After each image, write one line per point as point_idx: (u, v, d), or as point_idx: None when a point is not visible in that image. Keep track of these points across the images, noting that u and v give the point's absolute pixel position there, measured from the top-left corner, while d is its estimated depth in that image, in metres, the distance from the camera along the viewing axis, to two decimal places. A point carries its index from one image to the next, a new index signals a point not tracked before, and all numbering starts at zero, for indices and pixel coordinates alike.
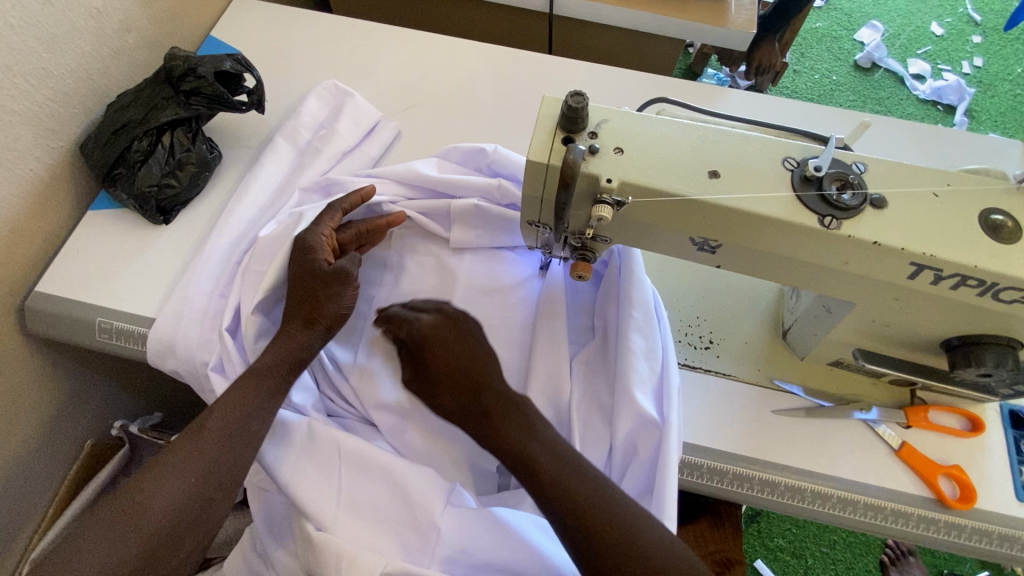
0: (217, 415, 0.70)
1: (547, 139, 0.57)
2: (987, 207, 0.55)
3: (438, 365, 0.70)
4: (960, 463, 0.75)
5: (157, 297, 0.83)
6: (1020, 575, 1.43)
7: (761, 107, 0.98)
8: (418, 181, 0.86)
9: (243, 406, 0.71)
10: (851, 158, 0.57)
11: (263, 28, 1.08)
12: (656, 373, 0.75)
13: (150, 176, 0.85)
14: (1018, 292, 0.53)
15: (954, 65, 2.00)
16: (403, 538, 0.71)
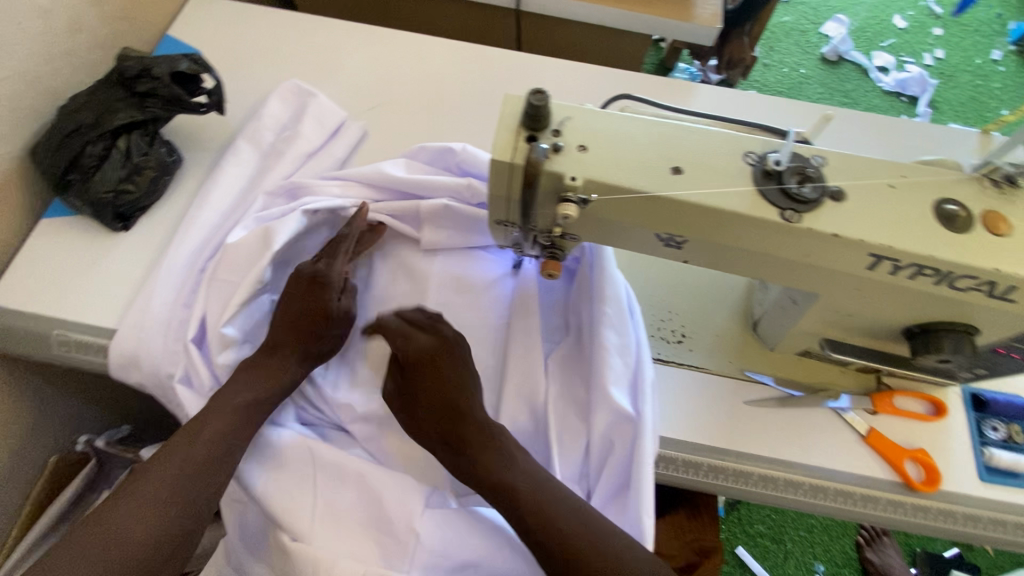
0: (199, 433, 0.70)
1: (511, 137, 0.57)
2: (941, 197, 0.56)
3: (431, 395, 0.71)
4: (924, 446, 0.77)
5: (117, 307, 0.80)
6: (987, 550, 1.48)
7: (726, 102, 1.00)
8: (385, 182, 0.84)
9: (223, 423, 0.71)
10: (810, 151, 0.58)
11: (223, 26, 1.05)
12: (632, 371, 0.75)
13: (106, 182, 0.82)
14: (972, 279, 0.54)
15: (916, 57, 2.06)
16: (382, 543, 0.69)
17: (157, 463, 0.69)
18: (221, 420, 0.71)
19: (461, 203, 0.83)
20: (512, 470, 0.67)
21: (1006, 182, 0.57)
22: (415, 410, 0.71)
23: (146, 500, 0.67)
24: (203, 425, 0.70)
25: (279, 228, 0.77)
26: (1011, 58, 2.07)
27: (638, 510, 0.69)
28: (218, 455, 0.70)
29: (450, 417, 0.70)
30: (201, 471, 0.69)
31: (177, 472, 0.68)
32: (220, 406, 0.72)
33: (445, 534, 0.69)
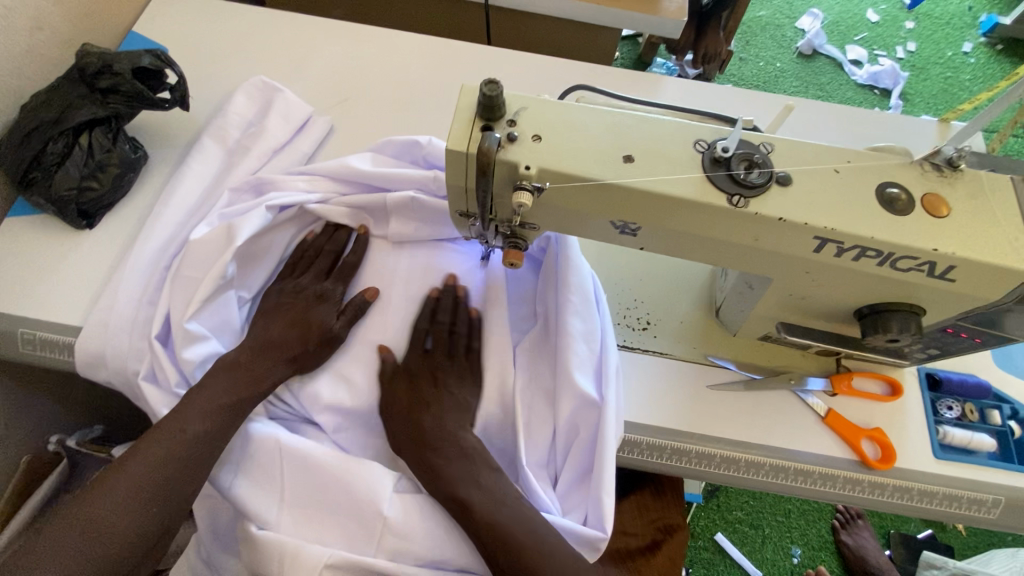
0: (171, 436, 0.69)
1: (466, 127, 0.58)
2: (883, 181, 0.58)
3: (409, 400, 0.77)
4: (880, 426, 0.80)
5: (83, 305, 0.80)
6: (958, 531, 1.52)
7: (693, 94, 1.01)
8: (351, 176, 0.84)
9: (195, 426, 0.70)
10: (758, 139, 0.59)
11: (191, 23, 1.04)
12: (596, 357, 0.76)
13: (68, 179, 0.81)
14: (912, 260, 0.56)
15: (889, 50, 2.09)
16: (349, 530, 0.71)
17: (137, 452, 0.69)
18: (201, 416, 0.70)
19: (428, 194, 0.83)
20: (478, 488, 0.70)
21: (946, 167, 0.59)
22: (413, 420, 0.75)
23: (122, 493, 0.66)
24: (186, 420, 0.70)
25: (244, 223, 0.77)
26: (980, 50, 2.11)
27: (595, 493, 0.71)
28: (199, 451, 0.70)
29: (441, 428, 0.74)
30: (181, 468, 0.69)
31: (157, 467, 0.68)
32: (203, 401, 0.72)
33: (410, 521, 0.70)
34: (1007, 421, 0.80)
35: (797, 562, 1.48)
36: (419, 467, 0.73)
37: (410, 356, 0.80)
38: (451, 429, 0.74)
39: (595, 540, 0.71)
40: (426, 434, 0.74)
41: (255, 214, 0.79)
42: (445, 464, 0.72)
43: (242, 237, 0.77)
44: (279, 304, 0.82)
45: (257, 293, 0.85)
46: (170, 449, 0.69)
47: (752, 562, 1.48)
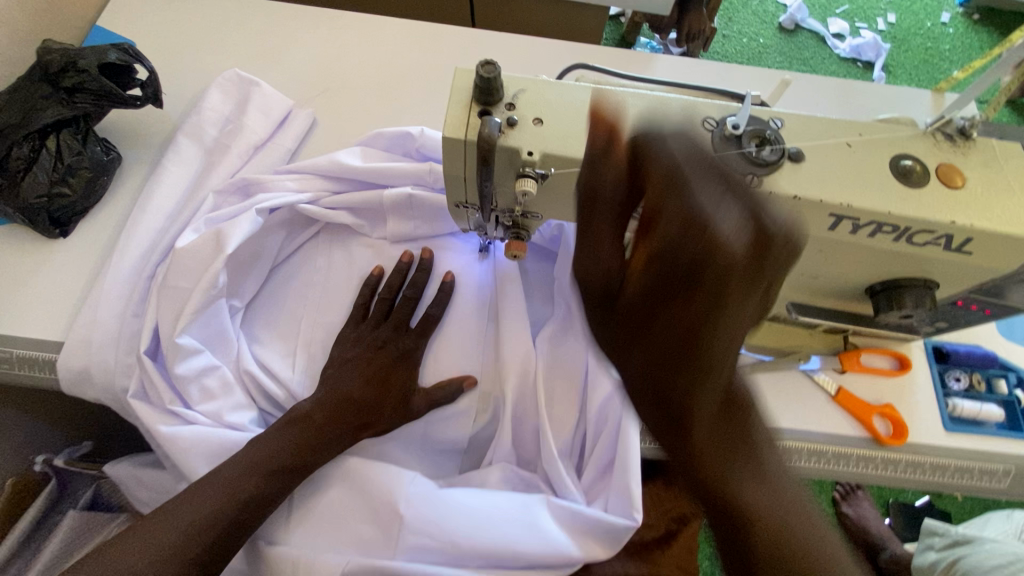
0: (219, 501, 0.63)
1: (464, 114, 0.55)
2: (897, 154, 0.56)
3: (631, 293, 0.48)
4: (891, 402, 0.79)
5: (63, 319, 0.75)
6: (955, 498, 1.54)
7: (686, 71, 0.99)
8: (341, 172, 0.80)
9: (239, 492, 0.64)
10: (768, 114, 0.57)
11: (158, 15, 0.98)
12: (741, 330, 0.45)
13: (36, 186, 0.76)
14: (929, 234, 0.55)
15: (870, 22, 2.08)
16: (363, 535, 0.68)
17: (176, 509, 0.63)
18: (254, 479, 0.65)
19: (425, 189, 0.80)
20: (759, 484, 0.49)
21: (958, 136, 0.58)
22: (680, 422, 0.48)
23: (158, 556, 0.60)
24: (237, 483, 0.65)
25: (232, 230, 0.73)
26: (960, 18, 2.11)
27: (623, 484, 0.69)
28: (249, 512, 0.65)
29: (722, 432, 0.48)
30: (223, 538, 0.63)
31: (197, 534, 0.62)
32: (253, 465, 0.66)
33: (429, 520, 0.68)
34: (1015, 390, 0.80)
35: None
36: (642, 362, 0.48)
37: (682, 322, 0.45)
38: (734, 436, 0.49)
39: (625, 530, 0.69)
40: (705, 400, 0.47)
41: (244, 219, 0.75)
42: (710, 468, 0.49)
43: (232, 244, 0.73)
44: (348, 354, 0.76)
45: (249, 301, 0.80)
46: (215, 515, 0.63)
47: None
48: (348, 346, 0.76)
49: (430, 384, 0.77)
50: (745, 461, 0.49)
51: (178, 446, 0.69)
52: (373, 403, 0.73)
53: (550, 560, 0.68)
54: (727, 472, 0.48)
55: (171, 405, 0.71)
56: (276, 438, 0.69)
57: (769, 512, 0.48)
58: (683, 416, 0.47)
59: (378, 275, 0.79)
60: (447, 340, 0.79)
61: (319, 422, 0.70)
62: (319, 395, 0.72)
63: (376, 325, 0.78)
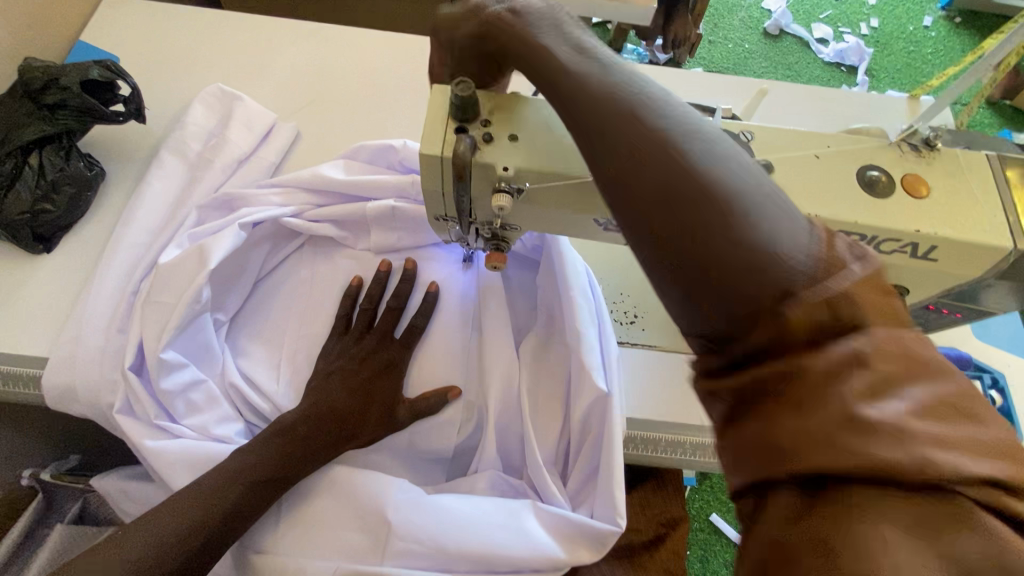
0: (202, 511, 0.64)
1: (440, 130, 0.56)
2: (864, 164, 0.58)
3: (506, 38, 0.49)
4: None
5: (48, 333, 0.76)
6: None
7: (668, 81, 1.01)
8: (325, 186, 0.81)
9: (223, 504, 0.64)
10: (738, 127, 0.59)
11: (143, 30, 0.99)
12: (596, 350, 0.74)
13: (19, 203, 0.76)
14: (896, 242, 0.56)
15: (853, 27, 2.12)
16: (352, 543, 0.69)
17: (159, 517, 0.63)
18: (239, 489, 0.66)
19: (408, 201, 0.81)
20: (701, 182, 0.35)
21: (923, 146, 0.59)
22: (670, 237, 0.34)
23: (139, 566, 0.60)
24: (221, 493, 0.65)
25: (215, 244, 0.74)
26: (940, 23, 2.15)
27: (606, 489, 0.70)
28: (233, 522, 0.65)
29: (705, 224, 0.33)
30: (206, 547, 0.63)
31: (180, 543, 0.62)
32: (238, 474, 0.67)
33: (418, 524, 0.68)
34: (988, 391, 0.82)
35: None
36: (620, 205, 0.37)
37: (596, 103, 0.40)
38: (712, 235, 0.33)
39: (608, 534, 0.69)
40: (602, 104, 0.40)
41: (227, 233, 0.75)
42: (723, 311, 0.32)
43: (215, 258, 0.73)
44: (334, 365, 0.76)
45: (234, 314, 0.81)
46: (198, 524, 0.63)
47: None
48: (332, 358, 0.77)
49: (415, 395, 0.78)
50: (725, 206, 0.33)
51: (165, 460, 0.69)
52: (357, 413, 0.74)
53: (537, 564, 0.68)
54: (738, 296, 0.32)
55: (157, 419, 0.71)
56: (263, 448, 0.69)
57: (732, 227, 0.33)
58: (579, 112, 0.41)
59: (358, 286, 0.80)
60: (432, 350, 0.80)
61: (304, 433, 0.71)
62: (305, 407, 0.73)
63: (361, 336, 0.78)
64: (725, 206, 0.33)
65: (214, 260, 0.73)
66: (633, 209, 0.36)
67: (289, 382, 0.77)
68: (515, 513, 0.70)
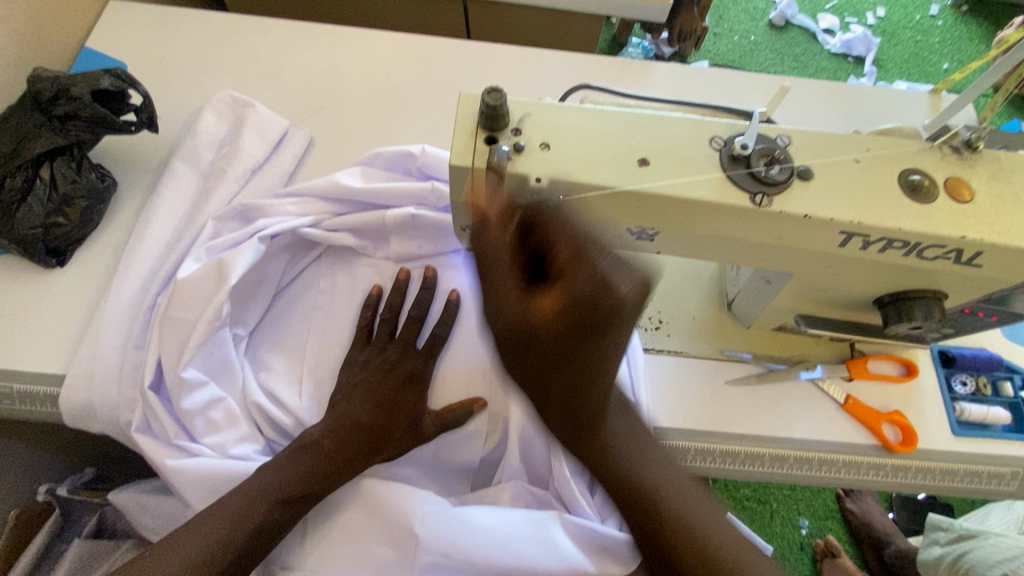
0: (229, 528, 0.63)
1: (469, 140, 0.54)
2: (905, 168, 0.56)
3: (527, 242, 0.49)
4: (900, 408, 0.79)
5: (64, 350, 0.74)
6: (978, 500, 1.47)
7: (685, 79, 0.98)
8: (342, 195, 0.79)
9: (250, 522, 0.64)
10: (775, 131, 0.57)
11: (149, 35, 0.97)
12: (621, 358, 0.73)
13: (31, 217, 0.75)
14: (940, 249, 0.55)
15: (860, 17, 2.08)
16: (379, 556, 0.68)
17: (185, 535, 0.62)
18: (266, 506, 0.65)
19: (427, 209, 0.80)
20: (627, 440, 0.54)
21: (965, 148, 0.57)
22: (582, 425, 0.53)
23: None
24: (248, 511, 0.64)
25: (235, 259, 0.73)
26: (947, 11, 2.12)
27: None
28: (260, 540, 0.64)
29: (609, 423, 0.54)
30: (236, 563, 0.62)
31: (209, 563, 0.61)
32: (264, 491, 0.66)
33: (445, 538, 0.67)
34: (1020, 392, 0.80)
35: (806, 534, 1.40)
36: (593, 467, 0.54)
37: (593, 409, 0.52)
38: (604, 431, 0.53)
39: (637, 547, 0.69)
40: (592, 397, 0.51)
41: (247, 247, 0.74)
42: (631, 514, 0.54)
43: (235, 275, 0.72)
44: (358, 378, 0.75)
45: (253, 328, 0.79)
46: (226, 542, 0.62)
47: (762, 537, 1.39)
48: (356, 369, 0.75)
49: (440, 406, 0.76)
50: (652, 490, 0.53)
51: (185, 479, 0.69)
52: (382, 427, 0.73)
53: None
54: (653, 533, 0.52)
55: (177, 438, 0.70)
56: (288, 464, 0.68)
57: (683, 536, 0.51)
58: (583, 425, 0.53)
59: (378, 293, 0.79)
60: (453, 360, 0.78)
61: (329, 448, 0.70)
62: (331, 420, 0.71)
63: (383, 347, 0.77)
64: (660, 507, 0.52)
65: (235, 276, 0.72)
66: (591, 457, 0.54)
67: (311, 395, 0.76)
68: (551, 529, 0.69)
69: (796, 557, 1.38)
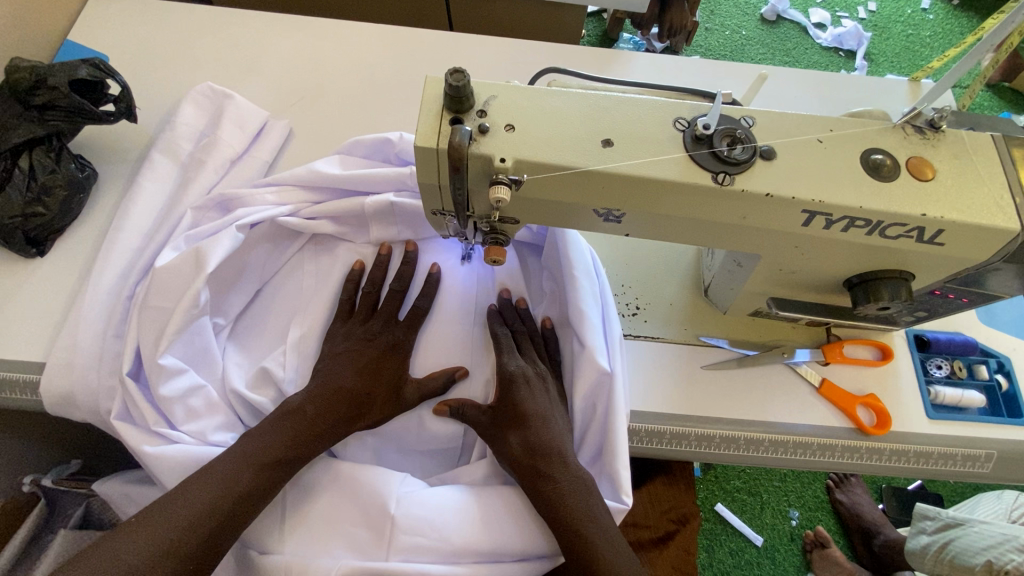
0: (214, 491, 0.63)
1: (435, 122, 0.55)
2: (868, 148, 0.56)
3: (521, 405, 0.72)
4: (874, 392, 0.79)
5: (46, 338, 0.75)
6: (970, 491, 1.46)
7: (665, 69, 0.99)
8: (321, 183, 0.80)
9: (233, 488, 0.63)
10: (739, 113, 0.58)
11: (132, 28, 0.98)
12: (597, 328, 0.74)
13: (10, 206, 0.75)
14: (901, 227, 0.55)
15: (851, 11, 2.08)
16: (356, 536, 0.68)
17: (166, 506, 0.61)
18: (250, 472, 0.65)
19: (407, 194, 0.80)
20: (593, 521, 0.65)
21: (928, 129, 0.58)
22: (529, 467, 0.68)
23: (153, 550, 0.58)
24: (234, 476, 0.64)
25: (212, 247, 0.73)
26: (939, 5, 2.12)
27: (610, 468, 0.70)
28: (244, 506, 0.63)
29: (553, 467, 0.68)
30: (221, 528, 0.62)
31: (195, 526, 0.60)
32: (248, 457, 0.66)
33: (422, 517, 0.68)
34: (994, 375, 0.81)
35: (795, 525, 1.40)
36: (544, 507, 0.66)
37: (546, 444, 0.69)
38: (558, 502, 0.65)
39: (614, 511, 0.69)
40: (541, 438, 0.70)
41: (224, 236, 0.75)
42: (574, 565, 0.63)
43: (213, 261, 0.72)
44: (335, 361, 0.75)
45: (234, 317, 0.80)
46: (212, 506, 0.62)
47: (751, 529, 1.39)
48: (337, 343, 0.77)
49: (422, 375, 0.78)
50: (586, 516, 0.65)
51: (163, 466, 0.68)
52: (365, 395, 0.73)
53: (544, 548, 0.69)
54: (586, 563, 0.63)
55: (156, 425, 0.70)
56: (271, 431, 0.69)
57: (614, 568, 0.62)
58: (536, 473, 0.68)
59: (360, 270, 0.81)
60: (433, 338, 0.80)
61: (311, 414, 0.70)
62: (314, 390, 0.72)
63: (365, 322, 0.79)
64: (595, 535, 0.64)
65: (212, 263, 0.72)
66: (541, 502, 0.66)
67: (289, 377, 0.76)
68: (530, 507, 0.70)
69: (786, 549, 1.38)
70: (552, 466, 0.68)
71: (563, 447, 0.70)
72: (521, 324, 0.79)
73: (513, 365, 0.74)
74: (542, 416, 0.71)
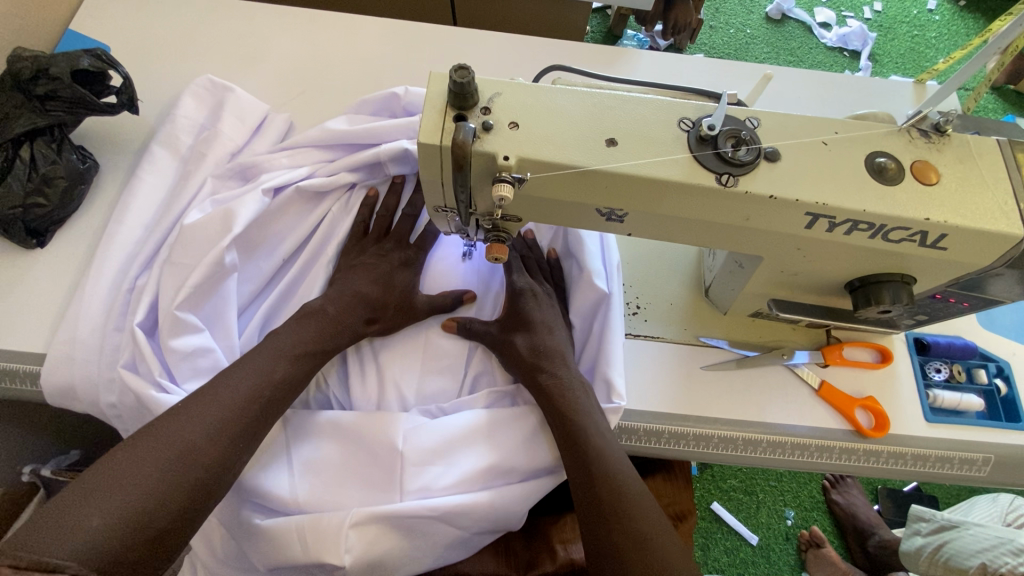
0: (252, 376, 0.65)
1: (438, 119, 0.55)
2: (872, 151, 0.56)
3: (525, 312, 0.75)
4: (873, 394, 0.79)
5: (47, 326, 0.75)
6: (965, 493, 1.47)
7: (670, 67, 0.98)
8: (334, 140, 0.81)
9: (268, 377, 0.65)
10: (744, 113, 0.58)
11: (135, 19, 0.97)
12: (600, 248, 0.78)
13: (11, 197, 0.75)
14: (904, 231, 0.55)
15: (856, 11, 2.07)
16: (364, 475, 0.69)
17: (201, 400, 0.61)
18: (284, 363, 0.67)
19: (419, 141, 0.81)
20: (586, 415, 0.68)
21: (933, 132, 0.58)
22: (529, 364, 0.72)
23: (207, 426, 0.60)
24: (271, 366, 0.66)
25: (240, 209, 0.74)
26: (944, 7, 2.11)
27: (606, 373, 0.73)
28: (284, 393, 0.66)
29: (553, 365, 0.71)
30: (265, 411, 0.64)
31: (243, 406, 0.62)
32: (282, 351, 0.68)
33: (427, 450, 0.69)
34: (993, 380, 0.81)
35: (791, 524, 1.40)
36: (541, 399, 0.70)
37: (547, 346, 0.73)
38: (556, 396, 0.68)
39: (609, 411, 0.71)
40: (542, 343, 0.73)
41: (251, 199, 0.76)
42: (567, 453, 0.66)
43: (240, 224, 0.73)
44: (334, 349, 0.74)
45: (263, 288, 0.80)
46: (254, 390, 0.64)
47: (746, 527, 1.39)
48: (353, 257, 0.80)
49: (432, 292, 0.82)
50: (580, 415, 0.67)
51: None
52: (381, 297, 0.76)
53: (552, 465, 0.71)
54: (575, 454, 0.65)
55: (161, 378, 0.69)
56: (294, 328, 0.71)
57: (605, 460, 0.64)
58: (534, 373, 0.71)
59: (375, 196, 0.82)
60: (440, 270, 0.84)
61: (332, 313, 0.73)
62: (336, 294, 0.74)
63: (378, 240, 0.81)
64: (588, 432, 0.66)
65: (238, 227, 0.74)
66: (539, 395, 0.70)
67: None
68: (530, 427, 0.72)
69: (781, 548, 1.38)
70: (553, 365, 0.71)
71: (563, 352, 0.73)
72: (528, 249, 0.83)
73: (519, 279, 0.78)
74: (545, 323, 0.75)
